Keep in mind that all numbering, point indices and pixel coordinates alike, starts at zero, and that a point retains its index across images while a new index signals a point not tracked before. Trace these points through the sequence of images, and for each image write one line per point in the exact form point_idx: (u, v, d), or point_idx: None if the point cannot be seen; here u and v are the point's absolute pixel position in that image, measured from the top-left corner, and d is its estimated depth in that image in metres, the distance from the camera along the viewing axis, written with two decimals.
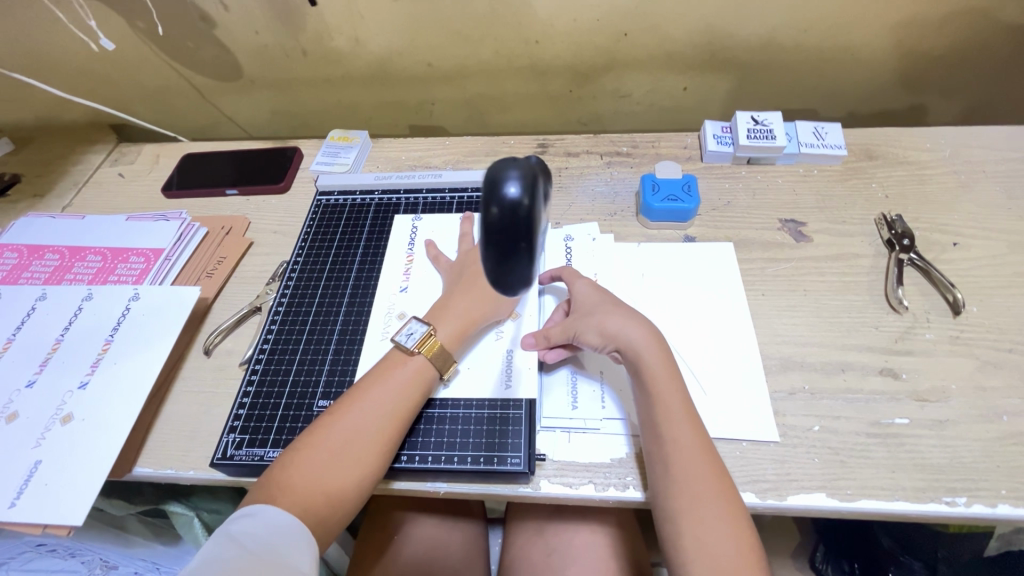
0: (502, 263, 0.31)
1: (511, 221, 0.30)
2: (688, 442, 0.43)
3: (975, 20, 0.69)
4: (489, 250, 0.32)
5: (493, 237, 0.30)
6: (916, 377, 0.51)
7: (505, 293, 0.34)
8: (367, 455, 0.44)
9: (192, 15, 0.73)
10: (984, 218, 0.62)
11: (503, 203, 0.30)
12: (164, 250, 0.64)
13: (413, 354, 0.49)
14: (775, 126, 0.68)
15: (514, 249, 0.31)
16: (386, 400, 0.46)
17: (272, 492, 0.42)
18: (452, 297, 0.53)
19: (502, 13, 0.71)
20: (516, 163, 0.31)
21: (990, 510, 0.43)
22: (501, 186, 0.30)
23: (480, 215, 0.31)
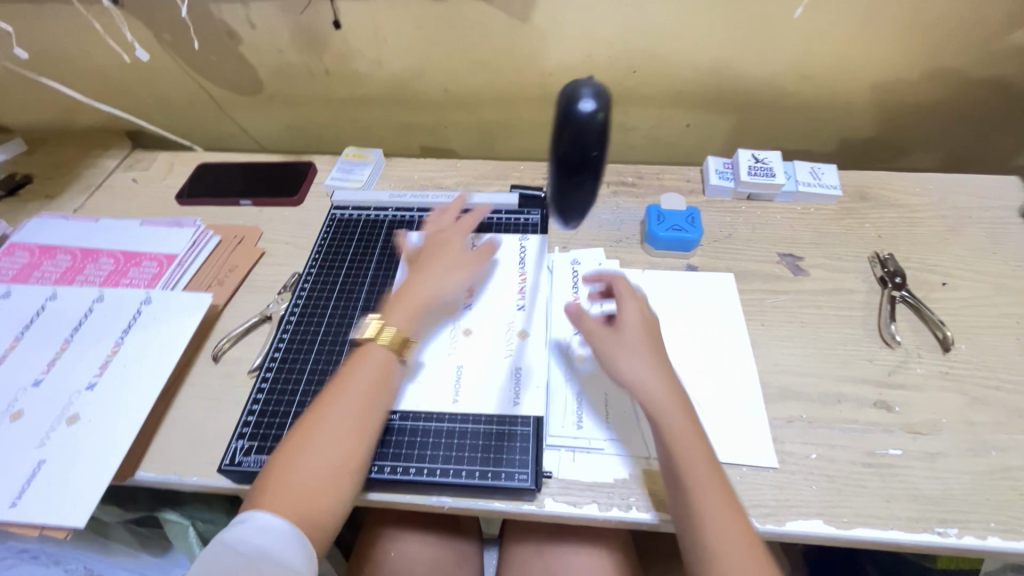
0: (571, 176, 0.38)
1: (582, 136, 0.36)
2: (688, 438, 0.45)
3: (961, 76, 0.74)
4: (561, 179, 0.38)
5: (566, 157, 0.36)
6: (909, 411, 0.53)
7: (565, 211, 0.42)
8: (350, 444, 0.45)
9: (219, 32, 0.76)
10: (971, 262, 0.65)
11: (577, 119, 0.35)
12: (177, 256, 0.65)
13: (365, 341, 0.51)
14: (775, 164, 0.72)
15: (581, 180, 0.38)
16: (361, 392, 0.48)
17: (261, 497, 0.42)
18: (404, 288, 0.55)
19: (519, 45, 0.74)
20: (588, 83, 0.36)
21: (980, 542, 0.45)
22: (576, 103, 0.35)
23: (554, 137, 0.37)
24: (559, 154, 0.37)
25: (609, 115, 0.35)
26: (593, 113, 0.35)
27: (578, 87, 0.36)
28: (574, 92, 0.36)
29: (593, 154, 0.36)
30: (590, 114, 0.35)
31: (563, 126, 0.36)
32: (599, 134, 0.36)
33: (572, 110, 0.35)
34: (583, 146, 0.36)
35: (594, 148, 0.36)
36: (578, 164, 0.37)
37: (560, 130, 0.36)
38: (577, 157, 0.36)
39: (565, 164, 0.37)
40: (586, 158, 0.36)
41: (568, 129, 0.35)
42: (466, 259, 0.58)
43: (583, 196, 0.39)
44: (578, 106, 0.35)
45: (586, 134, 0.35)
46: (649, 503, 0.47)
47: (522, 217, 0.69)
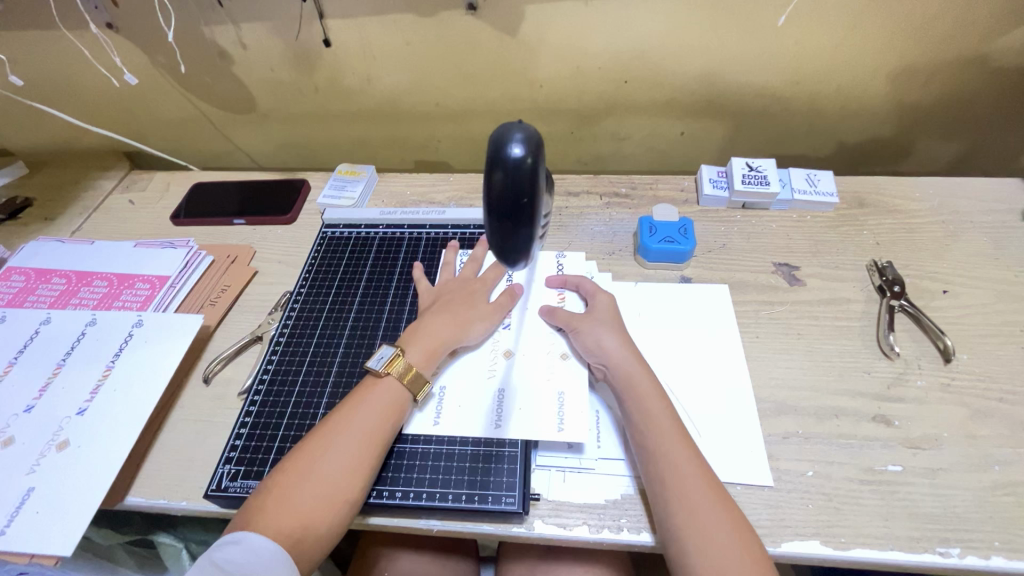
0: (503, 223, 0.34)
1: (513, 179, 0.32)
2: (684, 457, 0.45)
3: (958, 77, 0.72)
4: (495, 227, 0.34)
5: (495, 204, 0.33)
6: (909, 425, 0.51)
7: (505, 263, 0.37)
8: (345, 476, 0.44)
9: (212, 53, 0.77)
10: (973, 268, 0.63)
11: (507, 162, 0.32)
12: (169, 278, 0.65)
13: (383, 376, 0.50)
14: (769, 172, 0.71)
15: (515, 227, 0.34)
16: (364, 422, 0.47)
17: (248, 518, 0.42)
18: (425, 323, 0.55)
19: (508, 58, 0.74)
20: (521, 127, 0.34)
21: (984, 562, 0.43)
22: (506, 146, 0.33)
23: (485, 181, 0.33)
24: (490, 201, 0.33)
25: (538, 159, 0.32)
26: (521, 156, 0.32)
27: (508, 130, 0.33)
28: (504, 135, 0.33)
29: (525, 201, 0.33)
30: (518, 158, 0.32)
31: (492, 170, 0.33)
32: (530, 178, 0.33)
33: (500, 153, 0.32)
34: (513, 192, 0.33)
35: (527, 195, 0.33)
36: (509, 213, 0.33)
37: (489, 175, 0.33)
38: (508, 204, 0.33)
39: (496, 211, 0.34)
40: (518, 206, 0.33)
41: (496, 174, 0.32)
42: (493, 307, 0.58)
43: (521, 245, 0.36)
44: (508, 150, 0.32)
45: (515, 179, 0.32)
46: (640, 524, 0.46)
47: None
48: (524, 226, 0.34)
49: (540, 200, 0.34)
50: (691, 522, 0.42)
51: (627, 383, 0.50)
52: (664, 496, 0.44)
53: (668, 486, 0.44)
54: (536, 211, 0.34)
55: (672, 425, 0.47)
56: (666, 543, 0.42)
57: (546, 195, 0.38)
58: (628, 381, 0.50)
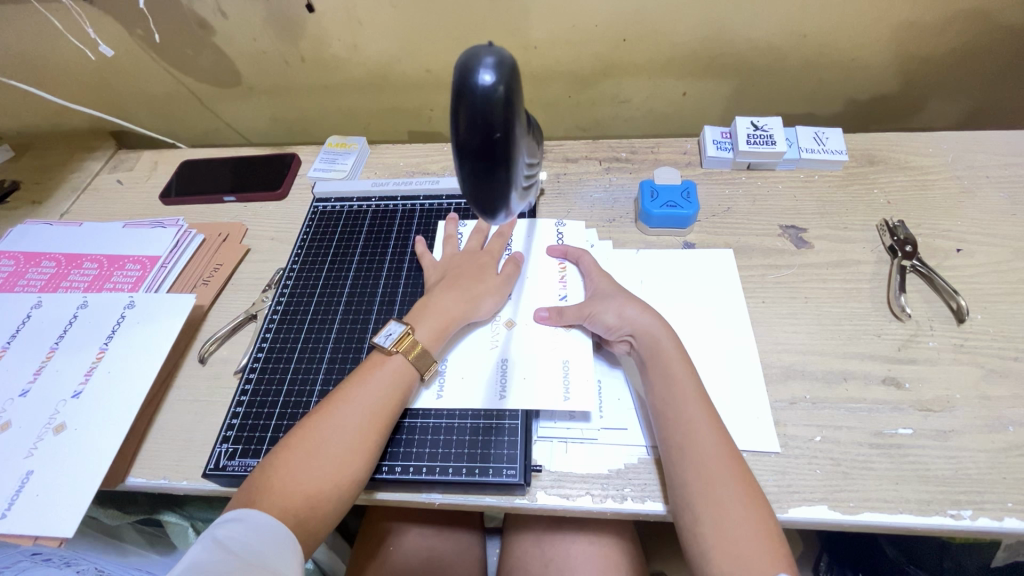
0: (475, 163, 0.32)
1: (483, 112, 0.30)
2: (704, 426, 0.44)
3: (977, 23, 0.68)
4: (467, 168, 0.32)
5: (465, 138, 0.31)
6: (920, 387, 0.50)
7: (483, 209, 0.35)
8: (350, 455, 0.43)
9: (190, 23, 0.74)
10: (988, 225, 0.61)
11: (476, 93, 0.30)
12: (160, 258, 0.64)
13: (392, 353, 0.49)
14: (775, 130, 0.68)
15: (489, 169, 0.32)
16: (368, 401, 0.46)
17: (252, 494, 0.41)
18: (433, 298, 0.53)
19: (499, 18, 0.71)
20: (490, 51, 0.31)
21: (997, 524, 0.42)
22: (474, 74, 0.30)
23: (452, 116, 0.31)
24: (460, 137, 0.31)
25: (510, 87, 0.30)
26: (492, 84, 0.30)
27: (476, 54, 0.30)
28: (472, 60, 0.30)
29: (496, 135, 0.30)
30: (488, 86, 0.30)
31: (460, 102, 0.30)
32: (502, 110, 0.30)
33: (469, 82, 0.30)
34: (484, 125, 0.30)
35: (499, 129, 0.31)
36: (480, 148, 0.31)
37: (457, 108, 0.31)
38: (480, 141, 0.31)
39: (467, 149, 0.31)
40: (490, 142, 0.31)
41: (464, 107, 0.30)
42: (502, 280, 0.56)
43: (497, 187, 0.33)
44: (477, 77, 0.30)
45: (485, 110, 0.30)
46: (644, 493, 0.45)
47: None
48: (500, 166, 0.32)
49: (515, 135, 0.31)
50: (708, 493, 0.41)
51: (650, 351, 0.49)
52: (682, 464, 0.43)
53: (687, 454, 0.43)
54: (513, 146, 0.32)
55: (696, 393, 0.46)
56: (679, 511, 0.42)
57: (528, 137, 0.36)
58: (651, 348, 0.49)
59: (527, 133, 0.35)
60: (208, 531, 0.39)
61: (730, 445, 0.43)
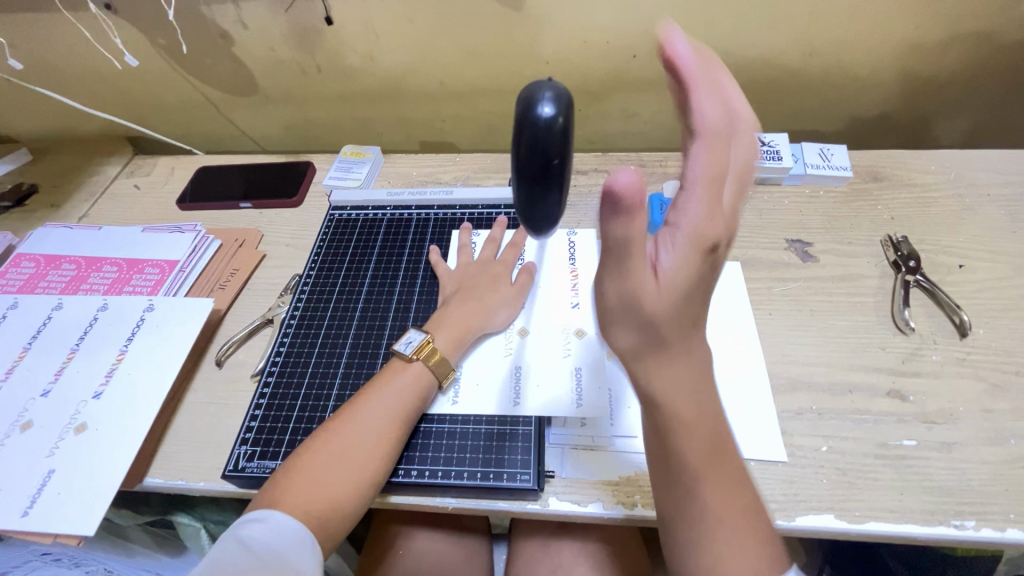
0: (532, 187, 0.34)
1: (544, 140, 0.32)
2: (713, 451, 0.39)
3: (979, 46, 0.70)
4: (523, 191, 0.34)
5: (525, 165, 0.33)
6: (924, 399, 0.51)
7: (532, 228, 0.37)
8: (370, 458, 0.44)
9: (212, 33, 0.76)
10: (990, 242, 0.62)
11: (537, 123, 0.32)
12: (178, 262, 0.65)
13: (412, 360, 0.50)
14: (782, 147, 0.70)
15: (544, 193, 0.34)
16: (389, 406, 0.47)
17: (275, 495, 0.42)
18: (451, 307, 0.55)
19: (513, 34, 0.73)
20: (550, 86, 0.33)
21: (999, 534, 0.43)
22: (536, 107, 0.32)
23: (511, 143, 0.33)
24: (520, 162, 0.33)
25: (568, 119, 0.32)
26: (553, 116, 0.32)
27: (538, 89, 0.33)
28: (534, 94, 0.32)
29: (554, 163, 0.33)
30: (549, 118, 0.32)
31: (521, 131, 0.32)
32: (561, 140, 0.32)
33: (531, 114, 0.32)
34: (543, 154, 0.32)
35: (557, 157, 0.33)
36: (539, 175, 0.33)
37: (517, 136, 0.33)
38: (538, 168, 0.33)
39: (524, 174, 0.33)
40: (548, 169, 0.33)
41: (525, 135, 0.32)
42: (517, 290, 0.57)
43: (549, 210, 0.36)
44: (538, 109, 0.32)
45: (545, 140, 0.32)
46: (655, 499, 0.46)
47: None
48: (553, 190, 0.34)
49: (569, 162, 0.34)
50: (715, 524, 0.38)
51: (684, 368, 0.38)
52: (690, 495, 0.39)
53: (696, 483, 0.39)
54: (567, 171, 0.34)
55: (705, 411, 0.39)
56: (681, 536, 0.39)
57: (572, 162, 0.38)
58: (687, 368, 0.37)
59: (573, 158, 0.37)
60: (233, 531, 0.39)
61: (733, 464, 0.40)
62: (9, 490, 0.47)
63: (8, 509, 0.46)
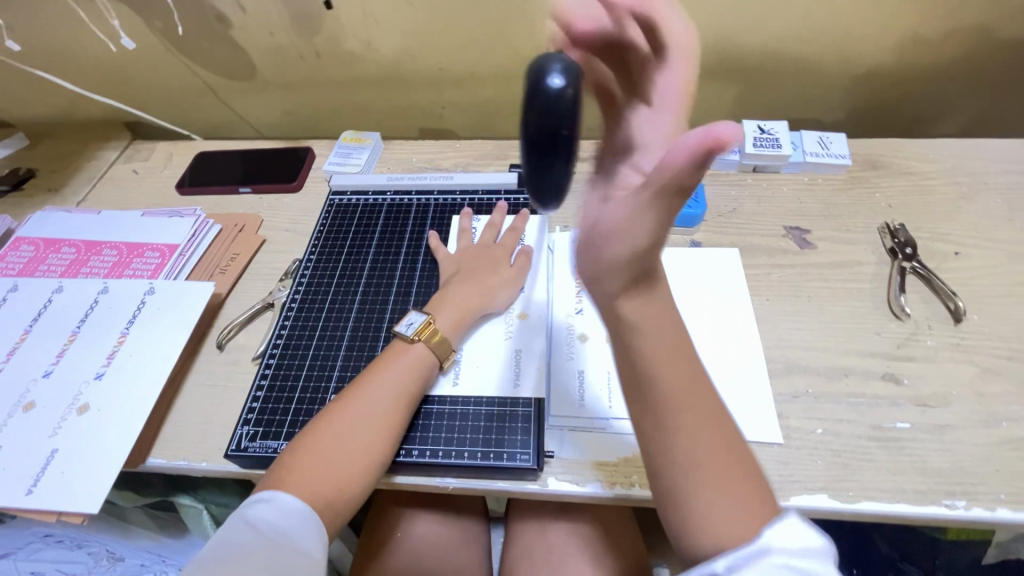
0: (540, 157, 0.34)
1: (554, 108, 0.33)
2: (694, 423, 0.38)
3: (978, 34, 0.70)
4: (531, 161, 0.35)
5: (534, 135, 0.34)
6: (918, 383, 0.52)
7: (540, 204, 0.38)
8: (373, 438, 0.45)
9: (210, 16, 0.75)
10: (986, 229, 0.63)
11: (548, 93, 0.33)
12: (178, 246, 0.65)
13: (413, 342, 0.51)
14: (780, 134, 0.70)
15: (551, 165, 0.35)
16: (391, 386, 0.48)
17: (281, 477, 0.43)
18: (450, 291, 0.55)
19: (513, 19, 0.73)
20: (560, 59, 0.35)
21: (990, 514, 0.44)
22: (546, 78, 0.33)
23: (522, 114, 0.34)
24: (527, 130, 0.34)
25: (577, 88, 0.33)
26: (562, 88, 0.33)
27: (547, 61, 0.34)
28: (544, 66, 0.34)
29: (562, 132, 0.33)
30: (558, 90, 0.33)
31: (530, 102, 0.33)
32: (570, 109, 0.33)
33: (541, 84, 0.33)
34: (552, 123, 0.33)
35: (565, 127, 0.33)
36: (548, 144, 0.34)
37: (527, 105, 0.34)
38: (545, 139, 0.34)
39: (531, 143, 0.34)
40: (555, 138, 0.34)
41: (534, 104, 0.33)
42: (515, 272, 0.58)
43: (556, 183, 0.36)
44: (548, 81, 0.33)
45: (554, 110, 0.33)
46: None
47: (522, 196, 0.69)
48: (561, 162, 0.35)
49: (576, 134, 0.34)
50: (700, 488, 0.37)
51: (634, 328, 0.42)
52: (671, 457, 0.38)
53: (674, 451, 0.38)
54: (575, 144, 0.35)
55: (688, 380, 0.40)
56: (667, 503, 0.38)
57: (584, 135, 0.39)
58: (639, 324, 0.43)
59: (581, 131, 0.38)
60: (240, 510, 0.40)
61: (723, 429, 0.39)
62: (13, 468, 0.48)
63: (13, 487, 0.47)
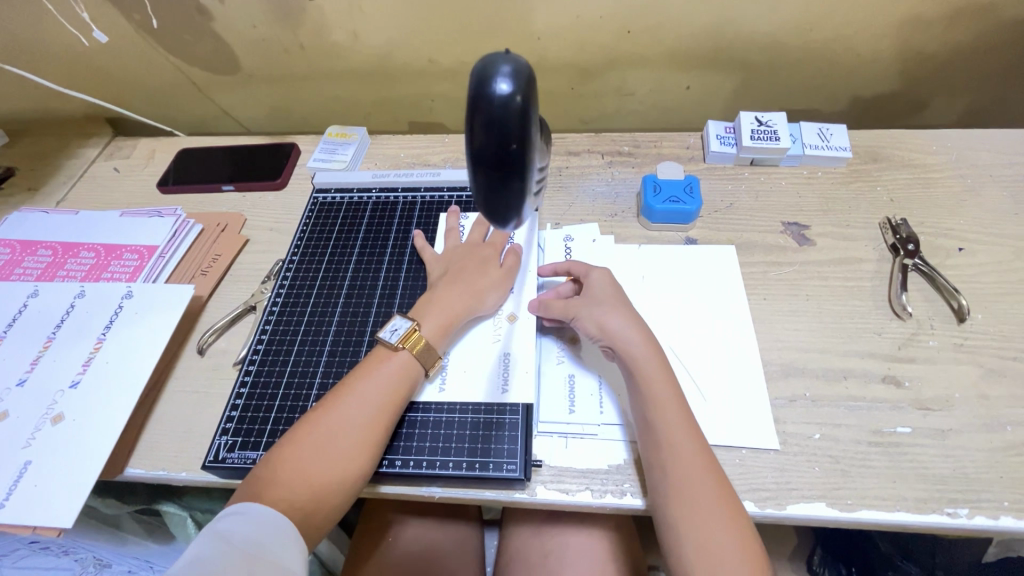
0: (490, 173, 0.32)
1: (499, 118, 0.30)
2: (688, 454, 0.42)
3: (985, 21, 0.68)
4: (482, 178, 0.33)
5: (481, 149, 0.31)
6: (919, 385, 0.50)
7: (496, 222, 0.36)
8: (354, 450, 0.43)
9: (187, 8, 0.73)
10: (991, 224, 0.61)
11: (492, 100, 0.30)
12: (158, 248, 0.63)
13: (397, 349, 0.49)
14: (779, 126, 0.67)
15: (505, 181, 0.32)
16: (374, 395, 0.46)
17: (257, 489, 0.41)
18: (436, 293, 0.53)
19: (502, 9, 0.70)
20: (507, 59, 0.31)
21: (993, 522, 0.43)
22: (491, 83, 0.30)
23: (466, 126, 0.31)
24: (475, 143, 0.31)
25: (527, 96, 0.30)
26: (509, 94, 0.30)
27: (493, 62, 0.31)
28: (489, 70, 0.30)
29: (511, 146, 0.31)
30: (505, 96, 0.30)
31: (476, 110, 0.30)
32: (518, 119, 0.30)
33: (484, 91, 0.30)
34: (500, 136, 0.30)
35: (515, 140, 0.31)
36: (496, 159, 0.31)
37: (471, 116, 0.31)
38: (494, 153, 0.31)
39: (481, 157, 0.31)
40: (505, 151, 0.31)
41: (479, 114, 0.30)
42: (505, 273, 0.56)
43: (512, 198, 0.34)
44: (494, 85, 0.30)
45: (501, 120, 0.30)
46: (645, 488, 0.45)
47: None
48: (515, 176, 0.32)
49: (530, 145, 0.32)
50: (692, 515, 0.40)
51: (632, 366, 0.47)
52: (667, 486, 0.42)
53: (669, 480, 0.42)
54: (528, 156, 0.32)
55: (678, 414, 0.44)
56: (663, 532, 0.41)
57: (541, 139, 0.36)
58: (634, 363, 0.47)
59: (539, 137, 0.35)
60: (211, 525, 0.38)
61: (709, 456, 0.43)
62: None
63: None
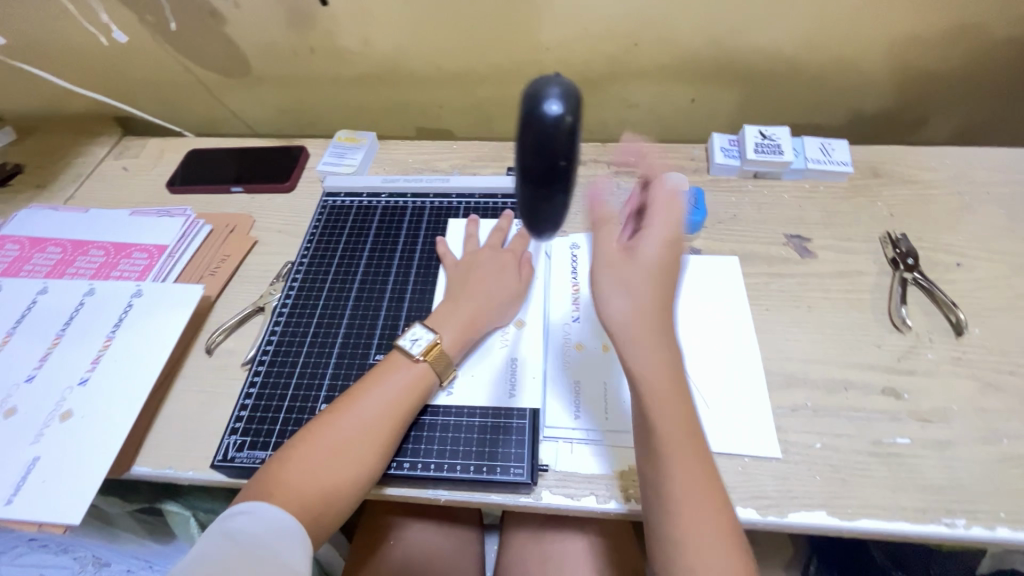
0: (536, 186, 0.35)
1: (551, 138, 0.33)
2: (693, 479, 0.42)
3: (983, 42, 0.69)
4: (529, 190, 0.36)
5: (531, 165, 0.34)
6: (919, 398, 0.51)
7: (535, 225, 0.40)
8: (367, 456, 0.44)
9: (202, 12, 0.74)
10: (988, 240, 0.62)
11: (544, 120, 0.33)
12: (167, 247, 0.64)
13: (417, 360, 0.49)
14: (782, 140, 0.69)
15: (550, 192, 0.36)
16: (387, 401, 0.46)
17: (268, 488, 0.41)
18: (455, 304, 0.53)
19: (513, 19, 0.71)
20: (558, 80, 0.34)
21: (989, 533, 0.43)
22: (544, 105, 0.33)
23: (515, 142, 0.34)
24: (525, 159, 0.34)
25: (577, 118, 0.33)
26: (561, 116, 0.33)
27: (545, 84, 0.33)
28: (541, 91, 0.33)
29: (561, 163, 0.34)
30: (557, 117, 0.33)
31: (527, 129, 0.33)
32: (568, 139, 0.33)
33: (537, 112, 0.33)
34: (551, 155, 0.34)
35: (563, 158, 0.34)
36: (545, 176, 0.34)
37: (523, 133, 0.34)
38: (544, 170, 0.34)
39: (530, 172, 0.35)
40: (555, 169, 0.34)
41: (530, 133, 0.33)
42: (519, 284, 0.56)
43: (554, 206, 0.38)
44: (545, 107, 0.33)
45: (553, 141, 0.33)
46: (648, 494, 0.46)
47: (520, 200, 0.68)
48: (559, 188, 0.36)
49: (576, 161, 0.35)
50: (689, 540, 0.41)
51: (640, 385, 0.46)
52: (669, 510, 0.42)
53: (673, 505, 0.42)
54: (574, 170, 0.36)
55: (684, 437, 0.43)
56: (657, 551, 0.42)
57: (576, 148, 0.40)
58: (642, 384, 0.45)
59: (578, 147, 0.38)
60: (218, 523, 0.39)
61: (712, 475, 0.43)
62: None
63: None
